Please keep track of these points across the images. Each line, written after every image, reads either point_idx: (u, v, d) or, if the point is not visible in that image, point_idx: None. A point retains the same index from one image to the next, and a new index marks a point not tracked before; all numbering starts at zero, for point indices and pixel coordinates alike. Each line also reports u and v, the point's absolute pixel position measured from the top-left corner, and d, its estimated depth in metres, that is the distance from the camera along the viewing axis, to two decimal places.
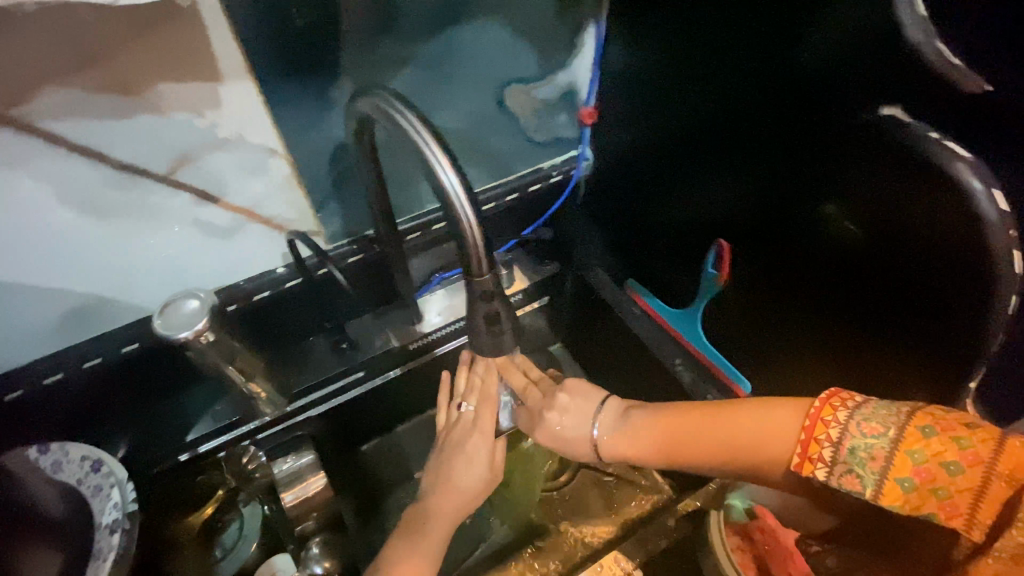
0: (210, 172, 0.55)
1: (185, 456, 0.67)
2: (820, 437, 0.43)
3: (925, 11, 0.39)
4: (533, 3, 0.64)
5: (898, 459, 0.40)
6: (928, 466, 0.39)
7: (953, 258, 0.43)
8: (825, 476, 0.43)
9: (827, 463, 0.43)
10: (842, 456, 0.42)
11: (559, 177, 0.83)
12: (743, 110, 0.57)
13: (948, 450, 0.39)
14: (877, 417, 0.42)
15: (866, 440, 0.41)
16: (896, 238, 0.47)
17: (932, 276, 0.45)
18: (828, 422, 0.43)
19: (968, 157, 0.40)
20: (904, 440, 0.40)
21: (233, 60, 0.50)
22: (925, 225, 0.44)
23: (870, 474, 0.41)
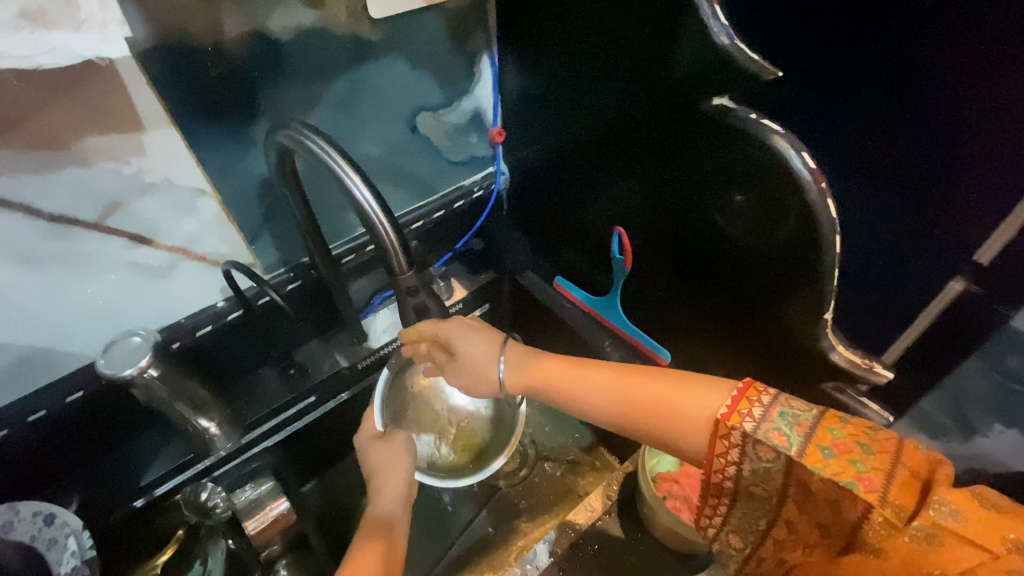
0: (141, 215, 0.59)
1: (141, 502, 0.68)
2: (742, 409, 0.41)
3: (726, 21, 0.50)
4: (430, 40, 0.72)
5: (809, 453, 0.38)
6: (837, 461, 0.37)
7: (790, 214, 0.53)
8: (751, 432, 0.40)
9: (756, 420, 0.40)
10: (764, 425, 0.39)
11: (481, 191, 0.90)
12: (624, 117, 0.65)
13: (858, 446, 0.37)
14: (795, 410, 0.40)
15: (783, 418, 0.40)
16: (755, 208, 0.56)
17: (785, 235, 0.54)
18: (752, 401, 0.41)
19: (780, 131, 0.51)
20: (826, 416, 0.40)
21: (155, 111, 0.54)
22: (774, 193, 0.53)
23: (796, 437, 0.39)
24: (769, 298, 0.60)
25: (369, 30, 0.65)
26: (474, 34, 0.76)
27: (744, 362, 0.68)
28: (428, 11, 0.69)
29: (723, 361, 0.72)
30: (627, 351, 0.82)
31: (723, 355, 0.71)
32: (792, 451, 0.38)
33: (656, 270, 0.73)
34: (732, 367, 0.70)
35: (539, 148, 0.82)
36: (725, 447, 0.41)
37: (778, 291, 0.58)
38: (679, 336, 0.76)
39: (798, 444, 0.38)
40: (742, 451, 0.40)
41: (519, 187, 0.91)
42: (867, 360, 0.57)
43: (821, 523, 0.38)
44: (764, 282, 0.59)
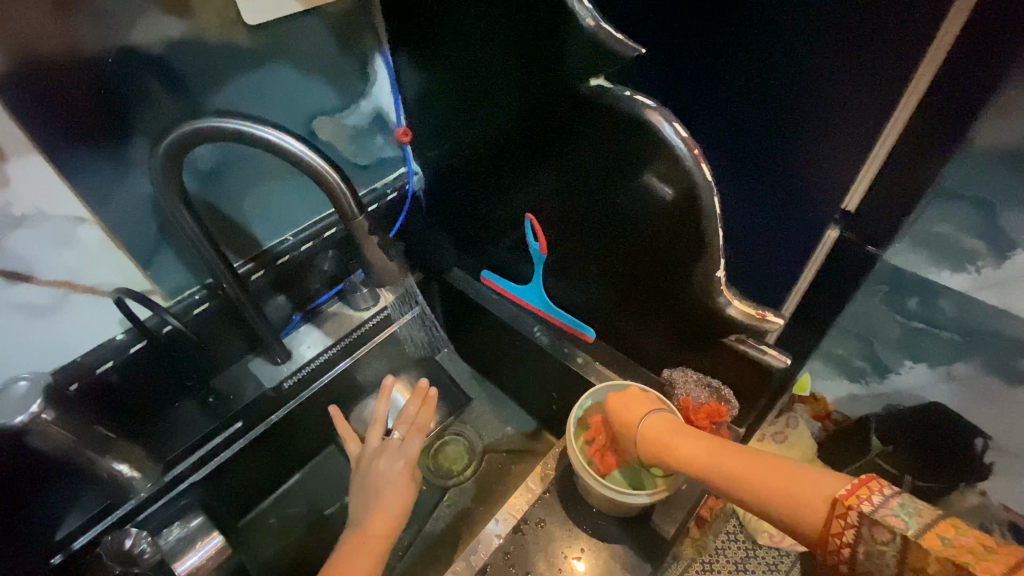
0: (14, 251, 0.55)
1: (60, 557, 0.66)
2: (858, 494, 0.43)
3: (589, 5, 0.51)
4: (315, 44, 0.71)
5: (927, 538, 0.39)
6: (943, 554, 0.38)
7: (680, 188, 0.55)
8: (869, 508, 0.42)
9: (873, 502, 0.42)
10: (883, 508, 0.41)
11: (395, 193, 0.90)
12: (532, 114, 0.64)
13: (975, 551, 0.38)
14: (916, 507, 0.41)
15: (903, 513, 0.41)
16: (665, 191, 0.57)
17: (689, 211, 0.56)
18: (871, 490, 0.43)
19: (653, 105, 0.53)
20: (941, 521, 0.41)
21: (15, 137, 0.51)
22: (674, 178, 0.55)
23: (914, 519, 0.40)
24: (676, 269, 0.63)
25: (247, 38, 0.64)
26: (363, 37, 0.76)
27: (659, 330, 0.72)
28: (309, 16, 0.68)
29: (644, 335, 0.74)
30: (555, 333, 0.84)
31: (640, 326, 0.73)
32: (909, 533, 0.40)
33: (572, 255, 0.74)
34: (651, 337, 0.73)
35: (446, 147, 0.83)
36: (841, 527, 0.43)
37: (682, 261, 0.61)
38: (600, 316, 0.78)
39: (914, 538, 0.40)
40: (864, 519, 0.42)
41: (433, 187, 0.92)
42: (760, 312, 0.60)
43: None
44: (670, 256, 0.62)
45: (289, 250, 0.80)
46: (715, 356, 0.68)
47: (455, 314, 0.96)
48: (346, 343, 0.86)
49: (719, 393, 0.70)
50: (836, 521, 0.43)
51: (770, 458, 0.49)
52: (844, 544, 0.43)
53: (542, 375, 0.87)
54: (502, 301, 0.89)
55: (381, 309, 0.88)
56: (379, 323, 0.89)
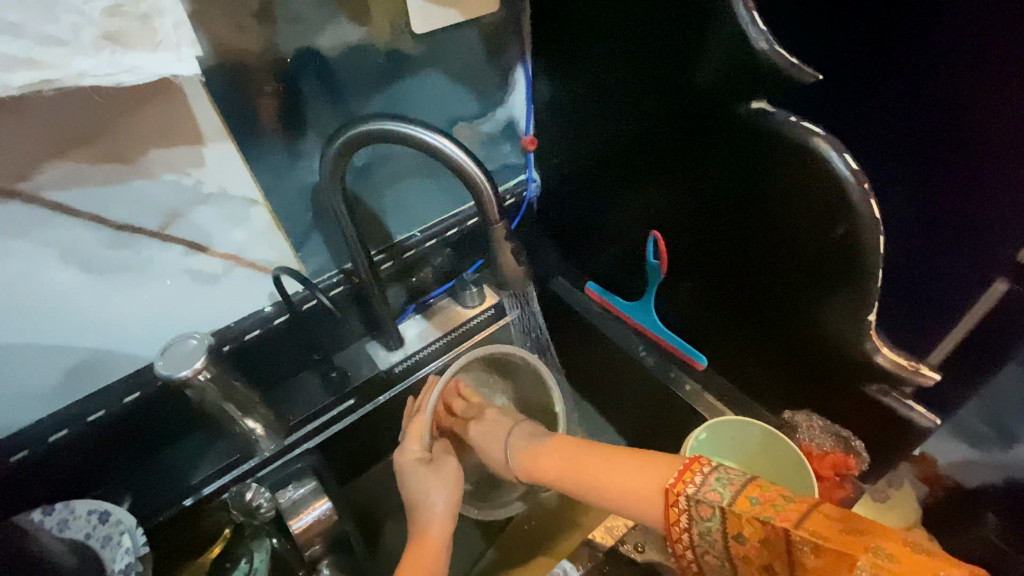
0: (198, 224, 0.62)
1: (190, 500, 0.70)
2: (678, 487, 0.49)
3: (764, 27, 0.50)
4: (466, 52, 0.74)
5: (739, 504, 0.44)
6: (748, 516, 0.43)
7: (827, 212, 0.53)
8: (695, 487, 0.48)
9: (695, 483, 0.48)
10: (704, 488, 0.47)
11: (513, 199, 0.92)
12: (662, 124, 0.65)
13: (774, 506, 0.43)
14: (730, 478, 0.46)
15: (705, 525, 0.46)
16: (808, 212, 0.54)
17: (832, 237, 0.54)
18: (694, 473, 0.49)
19: (820, 132, 0.51)
20: (751, 489, 0.45)
21: (213, 125, 0.58)
22: (824, 203, 0.53)
23: (728, 491, 0.46)
24: (808, 297, 0.59)
25: (410, 45, 0.68)
26: (508, 47, 0.78)
27: (781, 366, 0.68)
28: (465, 26, 0.72)
29: (761, 368, 0.71)
30: (660, 355, 0.81)
31: (760, 359, 0.70)
32: (725, 505, 0.45)
33: (693, 275, 0.73)
34: (770, 372, 0.70)
35: (570, 158, 0.84)
36: (676, 514, 0.48)
37: (817, 289, 0.58)
38: (717, 342, 0.75)
39: (718, 527, 0.45)
40: (687, 517, 0.47)
41: (549, 195, 0.93)
42: (913, 363, 0.56)
43: (765, 567, 0.43)
44: (805, 283, 0.59)
45: (423, 240, 0.86)
46: (849, 404, 0.63)
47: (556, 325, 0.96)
48: (453, 338, 0.88)
49: (848, 443, 0.65)
50: (669, 517, 0.49)
51: (614, 462, 0.58)
52: (686, 545, 0.48)
53: (639, 397, 0.84)
54: (606, 315, 0.88)
55: (486, 308, 0.89)
56: (482, 324, 0.90)
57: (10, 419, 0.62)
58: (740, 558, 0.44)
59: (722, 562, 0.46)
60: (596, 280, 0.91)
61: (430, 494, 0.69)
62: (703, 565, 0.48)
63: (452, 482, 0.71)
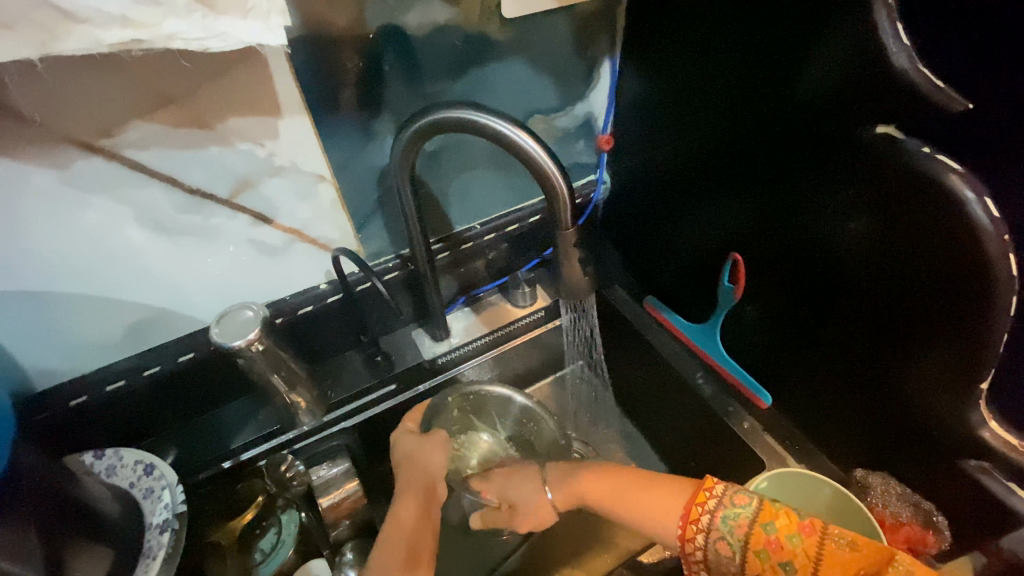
0: (266, 196, 0.62)
1: (229, 463, 0.70)
2: (700, 502, 0.51)
3: (909, 42, 0.44)
4: (554, 43, 0.70)
5: (772, 503, 0.48)
6: (781, 510, 0.47)
7: (947, 260, 0.47)
8: (722, 489, 0.51)
9: (719, 492, 0.51)
10: (727, 497, 0.50)
11: (579, 200, 0.87)
12: (756, 132, 0.60)
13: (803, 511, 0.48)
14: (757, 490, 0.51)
15: (725, 525, 0.49)
16: (918, 249, 0.49)
17: (941, 282, 0.48)
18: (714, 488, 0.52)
19: (958, 169, 0.44)
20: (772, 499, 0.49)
21: (292, 98, 0.56)
22: (942, 246, 0.47)
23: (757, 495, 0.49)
24: (901, 345, 0.54)
25: (499, 29, 0.65)
26: (599, 39, 0.74)
27: (857, 416, 0.62)
28: (558, 15, 0.68)
29: (833, 414, 0.65)
30: (720, 385, 0.76)
31: (838, 408, 0.64)
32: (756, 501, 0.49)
33: (772, 303, 0.67)
34: (841, 419, 0.64)
35: (647, 163, 0.79)
36: (700, 510, 0.51)
37: (916, 340, 0.52)
38: (786, 378, 0.69)
39: (741, 543, 0.48)
40: (717, 501, 0.50)
41: (619, 200, 0.88)
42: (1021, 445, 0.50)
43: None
44: (902, 329, 0.53)
45: (492, 227, 0.83)
46: (936, 475, 0.56)
47: (608, 336, 0.91)
48: (500, 337, 0.85)
49: (928, 516, 0.57)
50: (691, 512, 0.51)
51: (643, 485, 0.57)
52: (699, 544, 0.51)
53: (690, 427, 0.79)
54: (665, 335, 0.82)
55: (536, 309, 0.86)
56: (531, 324, 0.87)
57: (73, 365, 0.64)
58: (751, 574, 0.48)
59: (737, 552, 0.48)
60: (656, 296, 0.87)
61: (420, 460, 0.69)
62: (712, 556, 0.50)
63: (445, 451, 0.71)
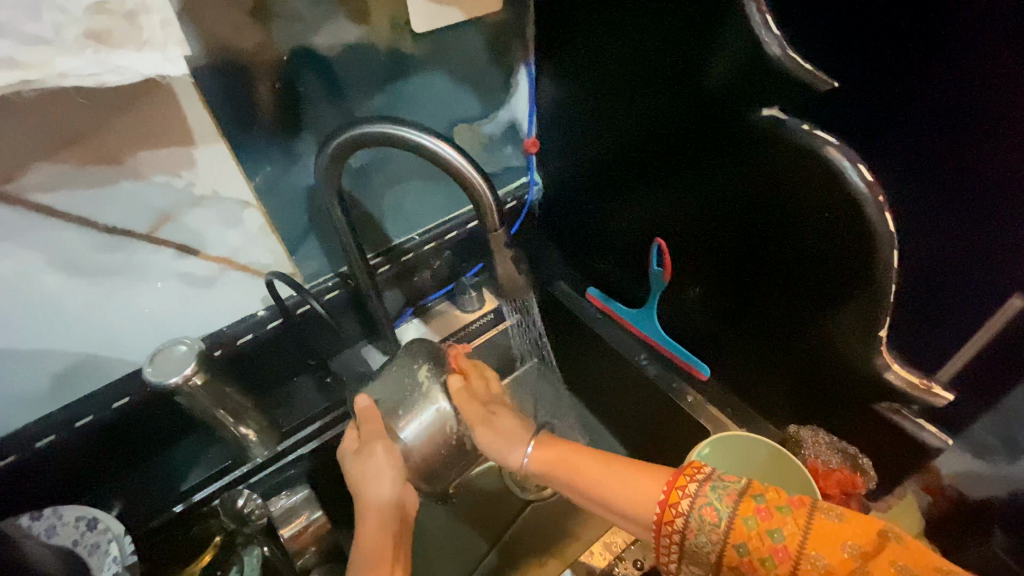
0: (190, 227, 0.61)
1: (180, 507, 0.68)
2: (673, 500, 0.49)
3: (777, 31, 0.49)
4: (469, 52, 0.72)
5: (735, 519, 0.46)
6: (756, 528, 0.45)
7: (842, 228, 0.51)
8: (688, 503, 0.49)
9: (690, 494, 0.49)
10: (699, 500, 0.48)
11: (514, 203, 0.90)
12: (669, 122, 0.63)
13: (778, 510, 0.45)
14: (726, 490, 0.48)
15: (699, 539, 0.48)
16: (817, 215, 0.53)
17: (839, 244, 0.52)
18: (689, 479, 0.50)
19: (834, 142, 0.49)
20: (741, 507, 0.46)
21: (206, 126, 0.56)
22: (829, 210, 0.51)
23: (724, 508, 0.47)
24: (815, 305, 0.58)
25: (411, 44, 0.66)
26: (512, 46, 0.76)
27: (786, 377, 0.66)
28: (468, 26, 0.70)
29: (764, 378, 0.69)
30: (663, 364, 0.79)
31: (769, 372, 0.68)
32: (724, 523, 0.46)
33: (699, 281, 0.71)
34: (772, 381, 0.69)
35: (572, 161, 0.82)
36: (672, 515, 0.49)
37: (826, 300, 0.56)
38: (719, 350, 0.73)
39: (728, 513, 0.46)
40: (690, 502, 0.48)
41: (553, 200, 0.91)
42: (925, 381, 0.54)
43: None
44: (813, 290, 0.57)
45: (432, 236, 0.84)
46: (855, 419, 0.61)
47: (558, 331, 0.93)
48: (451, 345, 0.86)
49: (855, 461, 0.63)
50: (664, 516, 0.50)
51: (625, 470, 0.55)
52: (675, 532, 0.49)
53: (640, 407, 0.82)
54: (608, 323, 0.86)
55: (486, 311, 0.88)
56: (481, 328, 0.88)
57: None
58: (728, 565, 0.46)
59: (714, 553, 0.47)
60: (597, 287, 0.90)
61: (367, 482, 0.59)
62: (688, 548, 0.49)
63: (397, 466, 0.60)
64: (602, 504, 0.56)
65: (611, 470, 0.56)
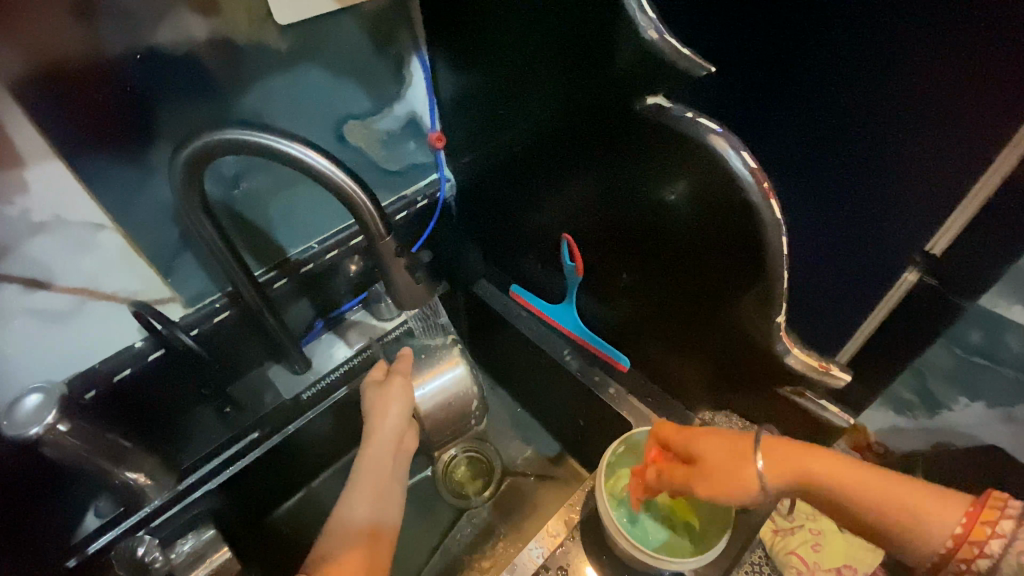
0: (34, 259, 0.53)
1: (73, 562, 0.62)
2: (985, 518, 0.43)
3: (652, 14, 0.46)
4: (350, 46, 0.67)
5: None
6: None
7: (730, 217, 0.50)
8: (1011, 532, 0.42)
9: (1006, 535, 0.42)
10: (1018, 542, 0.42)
11: (426, 201, 0.86)
12: (576, 113, 0.58)
13: None
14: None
15: None
16: (707, 205, 0.51)
17: (729, 233, 0.51)
18: (993, 518, 0.43)
19: (718, 129, 0.47)
20: None
21: (29, 143, 0.48)
22: (715, 198, 0.50)
23: None
24: (718, 294, 0.57)
25: (277, 38, 0.60)
26: (399, 36, 0.71)
27: (699, 362, 0.66)
28: (343, 15, 0.65)
29: (677, 363, 0.69)
30: (586, 358, 0.78)
31: (684, 359, 0.67)
32: None
33: (613, 270, 0.69)
34: (687, 368, 0.68)
35: (480, 154, 0.79)
36: (975, 551, 0.43)
37: (727, 289, 0.55)
38: (637, 339, 0.72)
39: None
40: (1007, 539, 0.42)
41: (467, 195, 0.87)
42: (823, 364, 0.53)
43: None
44: (715, 281, 0.56)
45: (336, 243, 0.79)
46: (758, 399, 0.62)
47: (484, 331, 0.91)
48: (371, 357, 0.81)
49: None
50: (973, 537, 0.43)
51: (837, 467, 0.49)
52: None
53: (567, 402, 0.81)
54: (530, 320, 0.84)
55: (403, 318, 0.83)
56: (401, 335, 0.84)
57: None
58: None
59: None
60: (519, 283, 0.87)
61: (387, 407, 0.66)
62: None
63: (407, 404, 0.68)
64: (840, 511, 0.49)
65: (787, 464, 0.50)
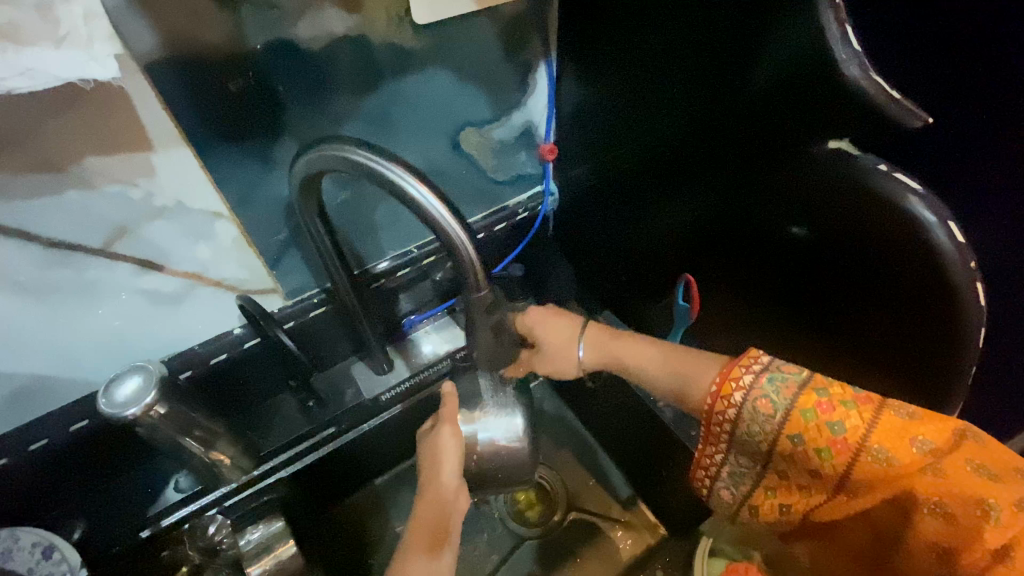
0: (151, 242, 0.54)
1: (147, 532, 0.61)
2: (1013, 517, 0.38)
3: (858, 47, 0.40)
4: (481, 49, 0.63)
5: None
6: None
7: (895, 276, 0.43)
8: None
9: None
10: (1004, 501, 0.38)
11: (526, 213, 0.80)
12: (704, 134, 0.53)
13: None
14: None
15: None
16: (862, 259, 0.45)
17: (885, 299, 0.44)
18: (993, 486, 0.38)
19: (918, 189, 0.40)
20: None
21: (165, 127, 0.48)
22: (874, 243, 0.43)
23: None
24: (856, 359, 0.50)
25: (412, 39, 0.57)
26: (530, 42, 0.67)
27: None
28: (480, 17, 0.61)
29: None
30: None
31: None
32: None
33: (730, 309, 0.63)
34: None
35: (592, 172, 0.73)
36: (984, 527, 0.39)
37: (868, 355, 0.48)
38: None
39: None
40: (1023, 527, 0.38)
41: (569, 212, 0.81)
42: None
43: None
44: (859, 343, 0.49)
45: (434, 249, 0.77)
46: None
47: None
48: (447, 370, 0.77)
49: None
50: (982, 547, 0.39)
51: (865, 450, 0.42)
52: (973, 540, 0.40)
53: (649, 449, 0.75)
54: None
55: None
56: None
57: None
58: None
59: None
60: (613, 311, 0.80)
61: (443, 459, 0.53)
62: None
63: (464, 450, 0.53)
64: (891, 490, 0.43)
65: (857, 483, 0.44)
